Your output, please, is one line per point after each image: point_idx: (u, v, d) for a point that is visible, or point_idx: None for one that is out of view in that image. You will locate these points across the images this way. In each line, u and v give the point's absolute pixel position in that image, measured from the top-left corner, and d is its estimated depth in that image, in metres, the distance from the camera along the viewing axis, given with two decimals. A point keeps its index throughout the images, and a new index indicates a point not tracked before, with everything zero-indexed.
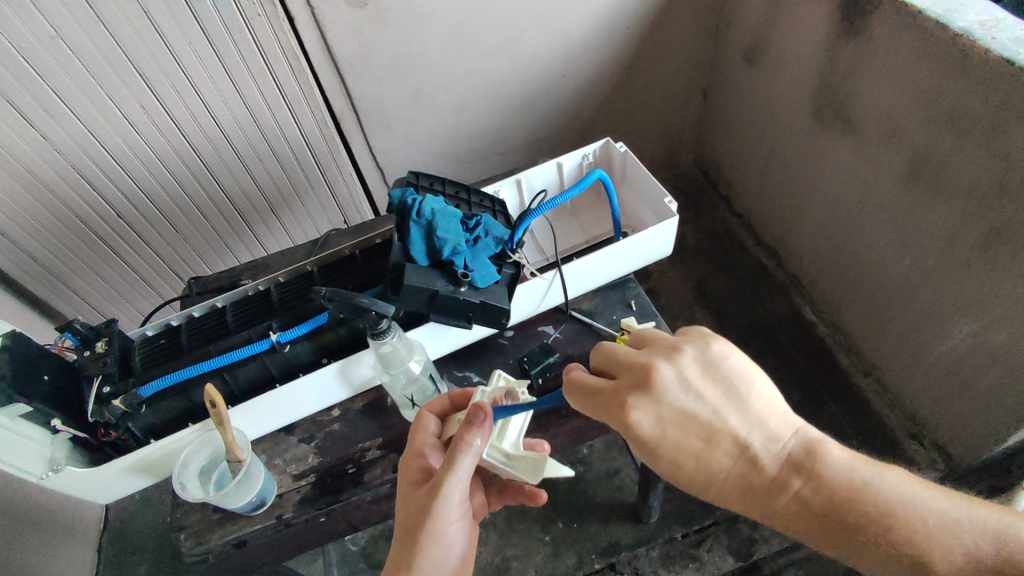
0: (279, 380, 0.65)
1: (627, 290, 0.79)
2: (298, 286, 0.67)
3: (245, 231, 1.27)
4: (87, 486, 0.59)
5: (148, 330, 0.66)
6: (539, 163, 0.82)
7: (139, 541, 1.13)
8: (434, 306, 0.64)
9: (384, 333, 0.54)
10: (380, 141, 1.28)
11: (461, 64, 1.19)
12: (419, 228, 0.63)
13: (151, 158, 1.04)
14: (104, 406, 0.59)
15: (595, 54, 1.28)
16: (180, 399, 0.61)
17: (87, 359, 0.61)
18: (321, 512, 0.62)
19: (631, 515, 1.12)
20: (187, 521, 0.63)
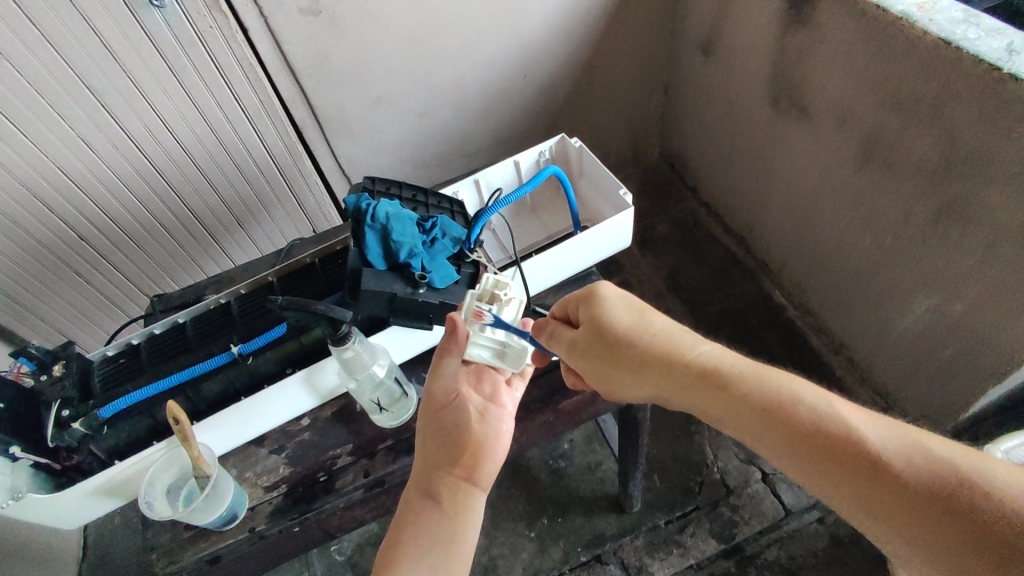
0: (245, 393, 0.64)
1: (589, 284, 0.77)
2: (259, 299, 0.67)
3: (211, 245, 1.25)
4: (49, 512, 0.57)
5: (109, 350, 0.65)
6: (496, 162, 0.83)
7: (120, 566, 1.11)
8: (393, 308, 0.64)
9: (344, 338, 0.54)
10: (344, 149, 1.28)
11: (420, 67, 1.19)
12: (375, 232, 0.64)
13: (110, 178, 1.03)
14: (63, 430, 0.58)
15: (554, 52, 1.29)
16: (145, 418, 0.61)
17: (45, 383, 0.59)
18: (294, 522, 0.61)
19: (614, 506, 1.14)
20: (158, 540, 0.63)
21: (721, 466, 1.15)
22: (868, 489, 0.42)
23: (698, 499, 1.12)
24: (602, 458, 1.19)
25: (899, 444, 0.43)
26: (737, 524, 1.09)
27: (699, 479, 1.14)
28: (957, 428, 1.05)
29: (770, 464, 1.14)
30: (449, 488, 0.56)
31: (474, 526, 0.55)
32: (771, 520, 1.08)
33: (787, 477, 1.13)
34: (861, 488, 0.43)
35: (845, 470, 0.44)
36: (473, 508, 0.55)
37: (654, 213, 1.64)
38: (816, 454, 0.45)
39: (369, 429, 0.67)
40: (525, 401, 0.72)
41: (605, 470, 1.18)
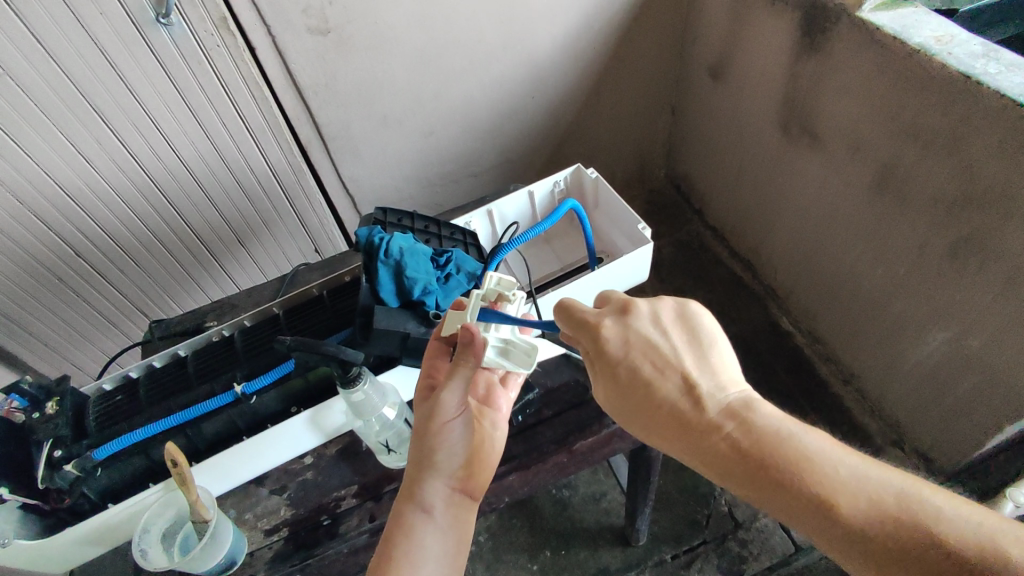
0: (246, 433, 0.61)
1: None
2: (263, 334, 0.65)
3: (211, 264, 1.23)
4: (33, 560, 0.55)
5: (105, 384, 0.62)
6: (510, 192, 0.81)
7: None
8: (407, 349, 0.61)
9: (355, 380, 0.52)
10: (350, 168, 1.26)
11: (428, 87, 1.18)
12: (388, 268, 0.63)
13: (109, 194, 1.01)
14: (54, 472, 0.55)
15: (563, 73, 1.29)
16: (139, 458, 0.58)
17: (37, 421, 0.56)
18: (295, 570, 0.59)
19: (620, 539, 1.11)
20: None
21: (729, 498, 1.13)
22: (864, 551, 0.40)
23: (706, 532, 1.09)
24: (607, 488, 1.17)
25: (902, 523, 0.39)
26: (745, 559, 1.06)
27: (707, 512, 1.11)
28: (970, 463, 1.03)
29: None
30: (449, 504, 0.54)
31: (465, 542, 0.54)
32: (780, 556, 1.05)
33: None
34: (851, 550, 0.41)
35: (837, 530, 0.41)
36: (466, 523, 0.55)
37: (661, 236, 1.62)
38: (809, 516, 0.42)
39: (376, 468, 0.64)
40: (537, 440, 0.70)
41: (610, 501, 1.15)
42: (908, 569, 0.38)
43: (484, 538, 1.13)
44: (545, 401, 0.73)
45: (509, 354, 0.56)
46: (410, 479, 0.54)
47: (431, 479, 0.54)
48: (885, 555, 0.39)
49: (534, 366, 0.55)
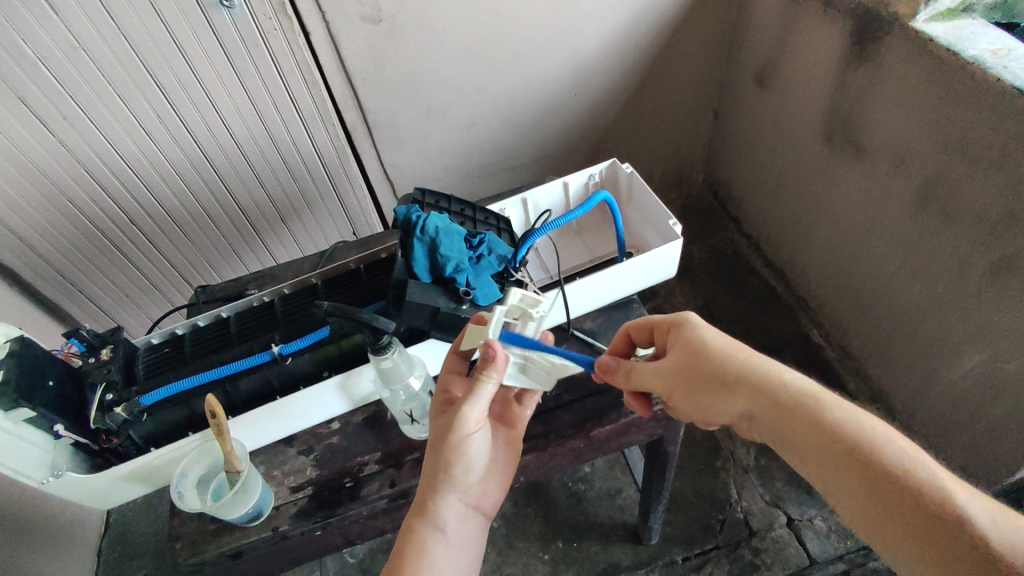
0: (280, 392, 0.65)
1: (630, 311, 0.78)
2: (302, 300, 0.68)
3: (253, 237, 1.29)
4: (83, 493, 0.59)
5: (154, 338, 0.66)
6: (545, 182, 0.83)
7: (138, 546, 1.21)
8: (435, 322, 0.64)
9: (384, 349, 0.54)
10: (391, 154, 1.29)
11: (473, 79, 1.20)
12: (423, 245, 0.65)
13: (164, 164, 1.07)
14: (106, 414, 0.58)
15: (606, 72, 1.29)
16: (181, 409, 0.61)
17: (92, 366, 0.61)
18: (317, 526, 0.61)
19: (632, 536, 1.11)
20: (184, 531, 0.62)
21: (745, 505, 1.12)
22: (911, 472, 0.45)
23: (720, 537, 1.09)
24: (623, 485, 1.18)
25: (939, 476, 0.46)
26: (758, 568, 1.05)
27: (722, 517, 1.11)
28: (999, 491, 1.01)
29: (797, 509, 1.10)
30: (459, 518, 0.58)
31: (467, 556, 0.57)
32: (794, 568, 1.04)
33: (814, 524, 1.09)
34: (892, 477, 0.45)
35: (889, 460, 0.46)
36: (474, 537, 0.59)
37: (694, 241, 1.61)
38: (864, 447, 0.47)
39: (399, 438, 0.67)
40: (557, 424, 0.71)
41: (625, 498, 1.16)
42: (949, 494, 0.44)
43: (497, 524, 1.16)
44: (567, 387, 0.74)
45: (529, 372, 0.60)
46: (424, 493, 0.57)
47: (445, 495, 0.57)
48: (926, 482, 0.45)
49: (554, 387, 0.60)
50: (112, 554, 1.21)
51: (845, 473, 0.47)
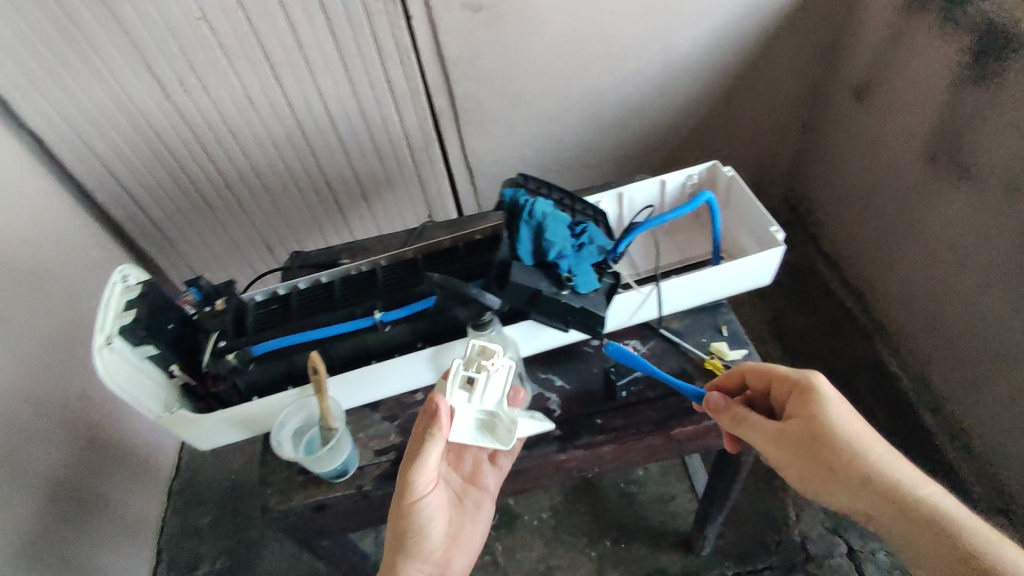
0: (376, 357, 0.67)
1: (719, 315, 0.78)
2: (403, 275, 0.70)
3: (335, 210, 1.35)
4: (192, 432, 0.63)
5: (257, 295, 0.69)
6: (643, 179, 0.83)
7: (205, 493, 1.29)
8: (535, 305, 0.65)
9: (486, 326, 0.62)
10: (475, 142, 1.31)
11: (563, 73, 1.21)
12: (529, 228, 0.65)
13: (262, 131, 1.17)
14: (219, 359, 0.62)
15: (697, 75, 1.28)
16: (282, 362, 0.64)
17: (208, 315, 0.65)
18: (396, 491, 0.64)
19: (682, 544, 1.10)
20: (273, 479, 0.66)
21: (804, 529, 1.09)
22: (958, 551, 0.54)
23: (774, 558, 1.07)
24: (677, 492, 1.16)
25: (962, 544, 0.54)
26: None
27: (778, 538, 1.08)
28: None
29: (859, 540, 1.07)
30: None
31: None
32: None
33: (875, 558, 1.05)
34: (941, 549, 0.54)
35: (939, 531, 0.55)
36: None
37: None
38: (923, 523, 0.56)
39: None
40: (636, 419, 0.71)
41: (678, 505, 1.15)
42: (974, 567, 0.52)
43: (546, 515, 1.17)
44: (649, 384, 0.73)
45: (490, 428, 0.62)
46: (388, 563, 0.62)
47: (404, 563, 0.61)
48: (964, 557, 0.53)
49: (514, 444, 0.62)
50: (181, 498, 1.28)
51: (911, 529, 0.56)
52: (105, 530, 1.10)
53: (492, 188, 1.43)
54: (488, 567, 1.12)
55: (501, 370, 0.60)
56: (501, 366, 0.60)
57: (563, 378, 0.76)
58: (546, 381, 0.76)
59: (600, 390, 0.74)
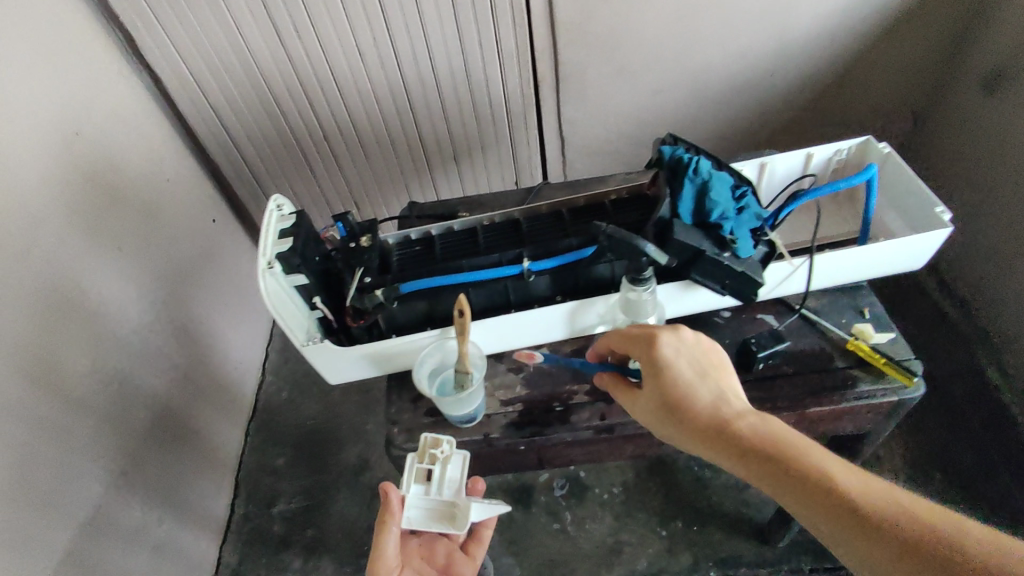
0: (513, 305, 0.70)
1: (859, 297, 0.77)
2: (547, 223, 0.68)
3: (425, 170, 1.35)
4: (328, 364, 0.65)
5: (394, 238, 0.68)
6: (789, 150, 0.82)
7: (283, 436, 1.34)
8: (695, 265, 0.64)
9: (643, 281, 0.60)
10: (572, 112, 1.29)
11: (672, 45, 1.17)
12: (693, 186, 0.63)
13: (367, 86, 1.16)
14: (362, 296, 0.63)
15: (810, 55, 1.22)
16: (423, 304, 0.65)
17: (354, 251, 0.65)
18: (524, 439, 0.69)
19: (757, 533, 1.09)
20: (400, 418, 0.73)
21: None
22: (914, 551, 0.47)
23: None
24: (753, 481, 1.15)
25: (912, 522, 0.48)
26: None
27: None
28: None
29: None
30: None
31: None
32: None
33: None
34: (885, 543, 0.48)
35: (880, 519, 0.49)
36: None
37: None
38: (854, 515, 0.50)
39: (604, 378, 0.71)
40: (775, 395, 0.70)
41: (753, 494, 1.13)
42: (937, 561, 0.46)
43: (617, 491, 1.17)
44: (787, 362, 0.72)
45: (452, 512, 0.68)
46: None
47: None
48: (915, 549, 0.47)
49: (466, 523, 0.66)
50: (259, 438, 1.34)
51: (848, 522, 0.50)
52: (196, 461, 1.15)
53: (582, 160, 1.41)
54: (557, 534, 1.13)
55: (456, 456, 0.69)
56: (454, 455, 0.69)
57: None
58: None
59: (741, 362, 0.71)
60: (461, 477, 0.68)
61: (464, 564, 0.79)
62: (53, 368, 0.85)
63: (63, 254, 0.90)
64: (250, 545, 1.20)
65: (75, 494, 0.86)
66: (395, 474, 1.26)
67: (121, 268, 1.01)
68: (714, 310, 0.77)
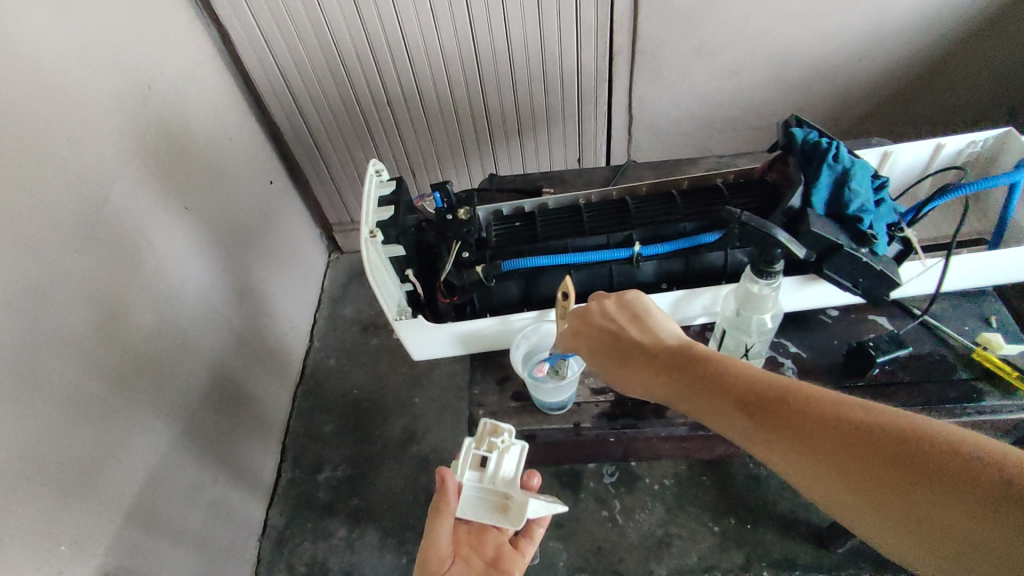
0: (618, 285, 0.77)
1: (984, 305, 0.79)
2: (658, 204, 0.74)
3: (486, 142, 1.31)
4: (420, 337, 0.76)
5: (502, 209, 0.77)
6: (917, 140, 0.82)
7: (329, 403, 1.35)
8: (829, 259, 0.68)
9: (773, 268, 0.59)
10: (644, 88, 1.23)
11: (760, 21, 1.10)
12: (832, 175, 0.67)
13: (437, 52, 1.12)
14: (459, 272, 0.72)
15: (908, 39, 1.14)
16: (523, 283, 0.76)
17: (450, 222, 0.70)
18: (617, 429, 0.74)
19: (815, 537, 1.05)
20: (487, 401, 0.78)
21: None
22: (907, 466, 0.42)
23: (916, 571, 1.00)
24: None
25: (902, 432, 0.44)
26: None
27: None
28: None
29: None
30: None
31: None
32: None
33: None
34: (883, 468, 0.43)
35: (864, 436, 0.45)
36: None
37: None
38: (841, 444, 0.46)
39: None
40: (891, 400, 0.72)
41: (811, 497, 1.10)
42: (940, 472, 0.41)
43: (669, 483, 1.15)
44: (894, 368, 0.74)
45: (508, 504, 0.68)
46: None
47: None
48: (911, 463, 0.42)
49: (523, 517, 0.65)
50: (306, 404, 1.35)
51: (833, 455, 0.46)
52: (247, 424, 1.15)
53: (648, 140, 1.36)
54: (606, 523, 1.11)
55: (513, 447, 0.71)
56: (512, 445, 0.71)
57: (799, 346, 0.79)
58: (781, 345, 0.79)
59: (855, 361, 0.74)
60: (517, 470, 0.71)
61: (512, 559, 0.71)
62: (122, 323, 0.83)
63: (133, 207, 0.88)
64: (296, 510, 1.20)
65: (141, 450, 0.85)
66: (442, 449, 1.25)
67: (185, 225, 1.00)
68: (822, 309, 0.82)
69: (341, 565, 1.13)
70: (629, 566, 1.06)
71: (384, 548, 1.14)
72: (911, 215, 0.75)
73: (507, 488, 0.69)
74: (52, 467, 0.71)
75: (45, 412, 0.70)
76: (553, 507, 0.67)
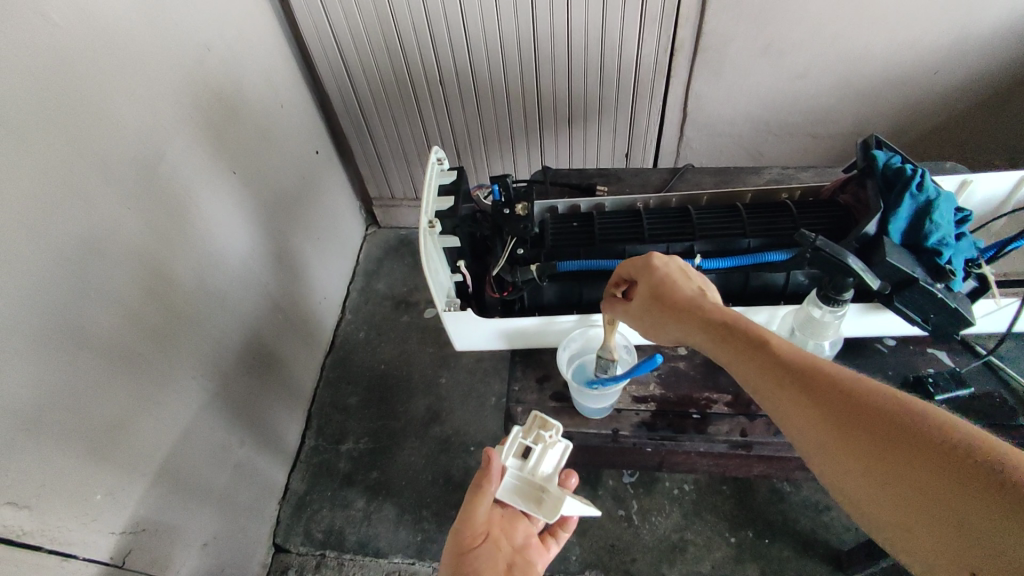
0: None
1: None
2: (721, 216, 0.77)
3: (534, 128, 1.30)
4: (463, 328, 0.80)
5: (559, 206, 0.82)
6: (1000, 171, 0.78)
7: (355, 375, 1.37)
8: (901, 290, 0.67)
9: (842, 303, 0.64)
10: (703, 86, 1.20)
11: (833, 26, 1.06)
12: (913, 204, 0.67)
13: (495, 33, 1.10)
14: (513, 268, 0.75)
15: (988, 57, 1.08)
16: (574, 285, 0.78)
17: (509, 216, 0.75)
18: (652, 440, 0.78)
19: (833, 559, 1.04)
20: (522, 398, 0.83)
21: None
22: (916, 457, 0.41)
23: None
24: (834, 504, 1.10)
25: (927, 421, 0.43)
26: None
27: None
28: None
29: None
30: None
31: None
32: None
33: None
34: (892, 456, 0.43)
35: (884, 425, 0.44)
36: None
37: None
38: (861, 430, 0.45)
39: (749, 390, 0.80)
40: None
41: (832, 517, 1.08)
42: (948, 463, 0.40)
43: (688, 489, 1.14)
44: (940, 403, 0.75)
45: (543, 498, 0.68)
46: None
47: None
48: (922, 450, 0.41)
49: (556, 514, 0.66)
50: (333, 373, 1.38)
51: (850, 438, 0.46)
52: (277, 388, 1.17)
53: (699, 139, 1.33)
54: (621, 522, 1.11)
55: (558, 445, 0.72)
56: (558, 443, 0.72)
57: None
58: None
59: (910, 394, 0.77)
60: (558, 467, 0.71)
61: (540, 553, 0.73)
62: (168, 283, 0.85)
63: (184, 169, 0.88)
64: (317, 477, 1.23)
65: (176, 408, 0.87)
66: (465, 432, 1.26)
67: (232, 190, 1.00)
68: (879, 338, 0.83)
69: (356, 536, 1.15)
70: (641, 567, 1.06)
71: (400, 523, 1.16)
72: (992, 251, 0.74)
73: (544, 482, 0.69)
74: (95, 420, 0.73)
75: (90, 366, 0.71)
76: (585, 508, 0.69)
